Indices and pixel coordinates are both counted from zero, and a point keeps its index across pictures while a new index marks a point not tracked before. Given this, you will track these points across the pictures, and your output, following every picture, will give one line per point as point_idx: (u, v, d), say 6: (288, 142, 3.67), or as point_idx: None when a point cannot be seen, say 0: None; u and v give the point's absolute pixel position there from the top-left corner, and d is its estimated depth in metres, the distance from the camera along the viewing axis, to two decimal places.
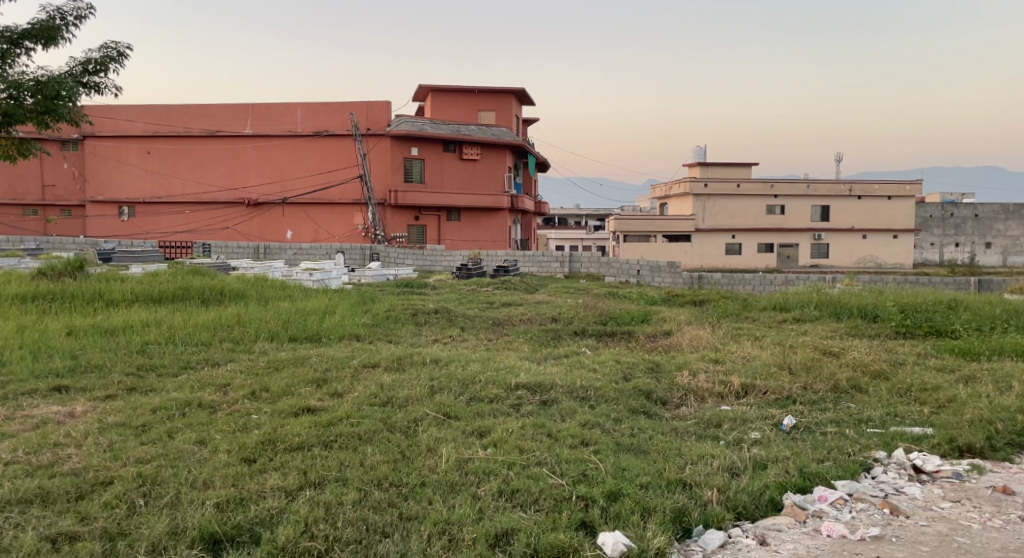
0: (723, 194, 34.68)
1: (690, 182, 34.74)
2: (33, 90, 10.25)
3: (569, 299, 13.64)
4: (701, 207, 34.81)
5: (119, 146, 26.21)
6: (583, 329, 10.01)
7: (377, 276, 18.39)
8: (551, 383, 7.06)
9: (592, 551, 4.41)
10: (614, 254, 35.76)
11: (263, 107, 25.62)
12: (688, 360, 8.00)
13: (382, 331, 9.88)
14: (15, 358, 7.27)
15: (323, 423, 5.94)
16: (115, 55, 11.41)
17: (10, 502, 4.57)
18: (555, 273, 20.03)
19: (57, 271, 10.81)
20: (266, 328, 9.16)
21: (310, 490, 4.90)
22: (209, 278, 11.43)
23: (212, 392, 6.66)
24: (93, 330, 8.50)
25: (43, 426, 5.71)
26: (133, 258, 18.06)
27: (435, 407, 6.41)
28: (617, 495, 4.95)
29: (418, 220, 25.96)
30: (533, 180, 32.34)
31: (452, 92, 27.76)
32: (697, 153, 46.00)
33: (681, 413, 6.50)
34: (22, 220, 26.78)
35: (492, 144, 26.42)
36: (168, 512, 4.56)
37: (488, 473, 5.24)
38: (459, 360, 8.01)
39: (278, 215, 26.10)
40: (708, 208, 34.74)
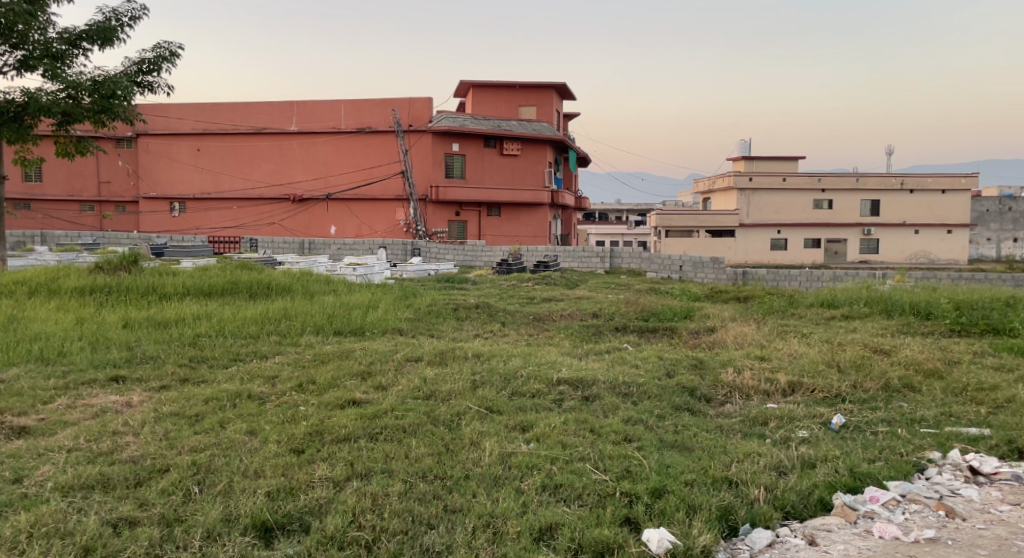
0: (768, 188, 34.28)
1: (734, 175, 34.38)
2: (91, 90, 10.69)
3: (609, 294, 13.59)
4: (745, 202, 34.43)
5: (171, 144, 26.82)
6: (625, 325, 9.97)
7: (419, 271, 18.50)
8: (593, 379, 7.07)
9: (638, 547, 4.42)
10: (655, 250, 35.54)
11: (308, 105, 26.00)
12: (732, 357, 7.91)
13: (424, 325, 9.96)
14: (76, 349, 7.50)
15: (369, 415, 6.03)
16: (169, 54, 11.68)
17: (74, 486, 4.72)
18: (595, 268, 20.15)
19: (113, 265, 11.10)
20: (312, 321, 9.32)
21: (357, 480, 4.99)
22: (257, 273, 11.66)
23: (261, 384, 6.79)
24: (147, 322, 8.73)
25: (102, 414, 5.88)
26: (183, 253, 18.49)
27: (478, 401, 6.47)
28: (662, 492, 4.95)
29: (459, 215, 26.10)
30: (574, 175, 32.24)
31: (494, 87, 27.82)
32: (741, 147, 45.57)
33: (726, 411, 6.45)
34: (78, 216, 27.53)
35: (533, 139, 26.34)
36: (222, 500, 4.67)
37: (532, 467, 5.27)
38: (500, 355, 8.05)
39: (323, 211, 26.47)
40: (752, 202, 34.35)
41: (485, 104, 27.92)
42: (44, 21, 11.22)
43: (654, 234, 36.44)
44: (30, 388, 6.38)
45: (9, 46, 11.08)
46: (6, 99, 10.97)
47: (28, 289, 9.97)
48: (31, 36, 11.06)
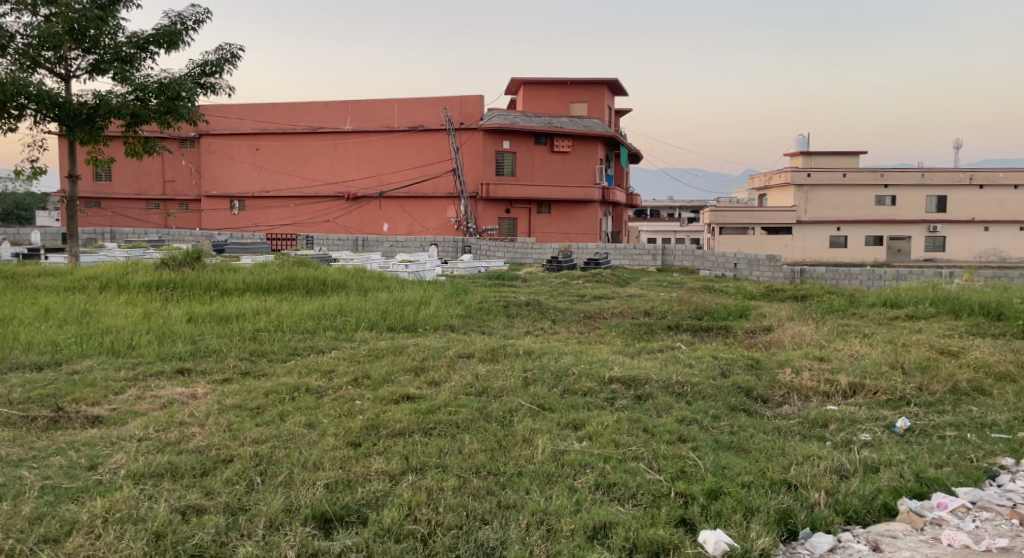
0: (827, 184, 33.45)
1: (791, 171, 33.63)
2: (157, 92, 11.27)
3: (662, 293, 13.49)
4: (803, 198, 33.74)
5: (232, 144, 27.50)
6: (678, 324, 9.87)
7: (469, 269, 18.59)
8: (646, 378, 7.01)
9: (694, 548, 4.40)
10: (709, 247, 35.12)
11: (362, 104, 26.38)
12: (791, 357, 7.78)
13: (475, 322, 10.01)
14: (144, 342, 7.72)
15: (423, 410, 6.10)
16: (231, 55, 11.94)
17: (144, 474, 4.86)
18: (647, 266, 20.01)
19: (177, 261, 11.43)
20: (367, 318, 9.45)
21: (412, 474, 5.04)
22: (314, 270, 11.86)
23: (318, 378, 6.91)
24: (209, 316, 8.95)
25: (169, 405, 6.05)
26: (242, 249, 18.96)
27: (530, 398, 6.48)
28: (718, 493, 4.90)
29: (509, 213, 26.16)
30: (625, 171, 31.99)
31: (545, 85, 27.76)
32: (798, 143, 44.83)
33: (784, 412, 6.34)
34: (145, 214, 28.37)
35: (585, 135, 26.14)
36: (283, 491, 4.77)
37: (585, 465, 5.26)
38: (552, 353, 8.03)
39: (376, 208, 26.78)
40: (810, 198, 33.67)
41: (536, 101, 27.90)
42: (114, 25, 11.60)
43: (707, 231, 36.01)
44: (103, 379, 6.60)
45: (81, 50, 11.48)
46: (80, 101, 11.45)
47: (98, 284, 10.33)
48: (102, 40, 11.44)
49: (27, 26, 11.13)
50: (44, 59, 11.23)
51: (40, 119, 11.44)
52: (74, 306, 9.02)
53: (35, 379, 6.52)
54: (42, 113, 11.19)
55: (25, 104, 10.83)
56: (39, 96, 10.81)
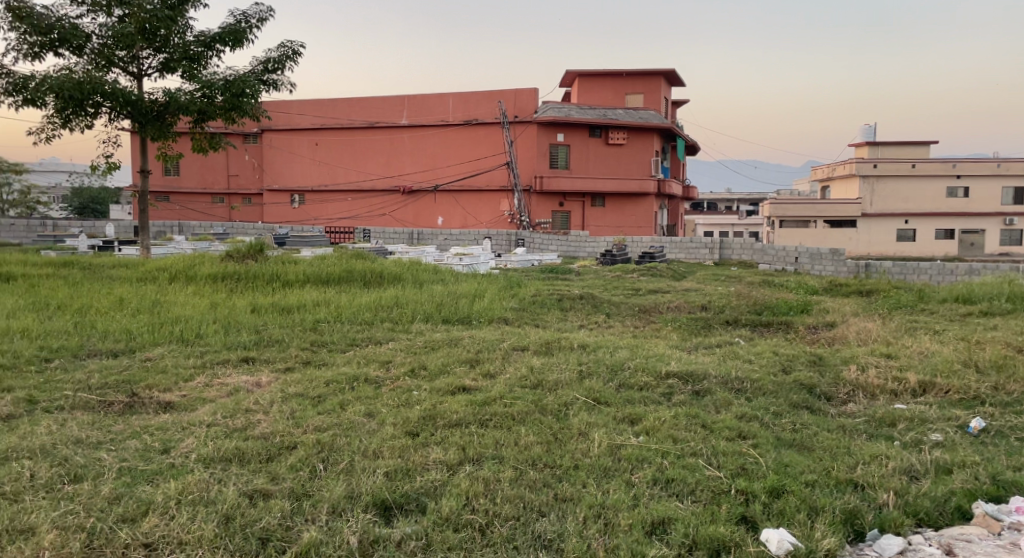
0: (895, 175, 32.70)
1: (856, 162, 32.99)
2: (222, 89, 11.66)
3: (719, 287, 13.28)
4: (869, 189, 32.99)
5: (293, 139, 28.08)
6: (736, 319, 9.71)
7: (523, 262, 18.62)
8: (704, 373, 6.91)
9: (756, 547, 4.33)
10: (768, 241, 34.25)
11: (418, 98, 26.63)
12: (856, 354, 7.58)
13: (529, 315, 10.01)
14: (211, 331, 7.92)
15: (479, 401, 6.12)
16: (293, 53, 12.14)
17: (214, 458, 4.98)
18: (704, 260, 19.74)
19: (241, 254, 11.70)
20: (422, 310, 9.52)
21: (470, 465, 5.06)
22: (370, 262, 12.00)
23: (377, 368, 7.01)
24: (272, 307, 9.13)
25: (235, 393, 6.19)
26: (302, 242, 19.34)
27: (585, 392, 6.44)
28: (781, 491, 4.82)
29: (563, 206, 26.03)
30: (682, 164, 31.57)
31: (600, 76, 27.56)
32: (864, 132, 43.86)
33: (849, 410, 6.18)
34: (210, 208, 29.14)
35: (640, 128, 25.77)
36: (344, 478, 4.83)
37: (642, 460, 5.21)
38: (607, 347, 7.98)
39: (431, 202, 27.03)
40: (876, 189, 32.88)
41: (592, 93, 27.71)
42: (183, 24, 11.88)
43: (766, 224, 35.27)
44: (173, 365, 6.80)
45: (152, 49, 11.80)
46: (151, 99, 11.83)
47: (168, 275, 10.61)
48: (172, 39, 11.75)
49: (102, 26, 11.50)
50: (118, 58, 11.60)
51: (114, 116, 11.86)
52: (145, 296, 9.29)
53: (111, 365, 6.75)
54: (116, 111, 11.60)
55: (100, 102, 11.24)
56: (113, 95, 11.18)
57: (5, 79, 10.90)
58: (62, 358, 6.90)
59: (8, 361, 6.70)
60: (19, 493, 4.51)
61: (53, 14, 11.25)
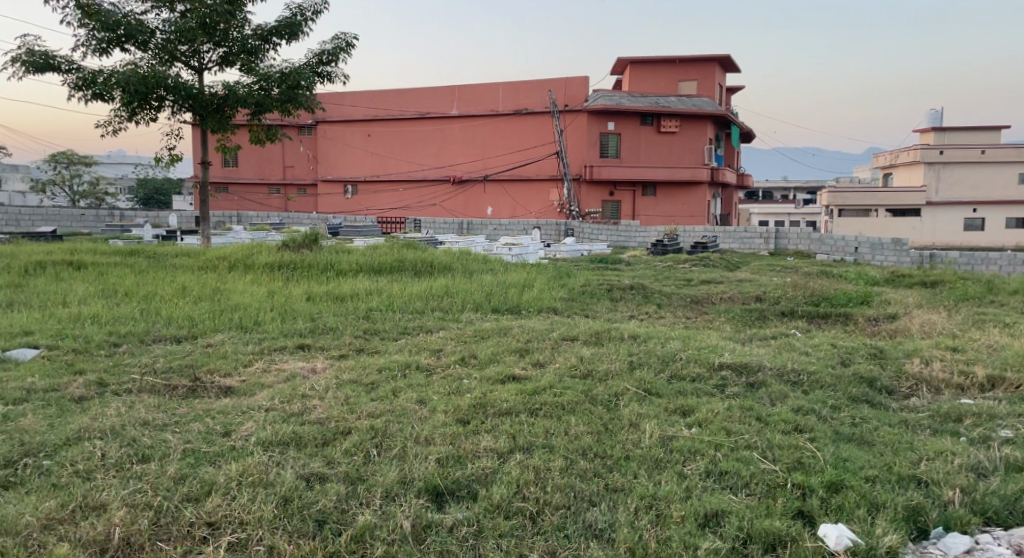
0: (962, 161, 31.90)
1: (921, 149, 32.49)
2: (278, 81, 11.88)
3: (774, 277, 13.02)
4: (934, 176, 32.27)
5: (347, 130, 28.44)
6: (792, 310, 9.51)
7: (572, 252, 18.54)
8: (759, 365, 6.79)
9: (814, 542, 4.23)
10: (827, 232, 33.77)
11: (468, 88, 26.67)
12: (919, 347, 7.36)
13: (579, 305, 9.95)
14: (268, 319, 8.04)
15: (529, 390, 6.10)
16: (346, 44, 12.23)
17: (272, 442, 5.05)
18: (759, 250, 19.42)
19: (296, 243, 11.88)
20: (472, 299, 9.53)
21: (520, 453, 5.05)
22: (421, 252, 12.07)
23: (428, 356, 7.04)
24: (326, 295, 9.24)
25: (292, 378, 6.28)
26: (355, 232, 19.59)
27: (636, 383, 6.37)
28: (839, 486, 4.71)
29: (613, 195, 25.83)
30: (736, 152, 31.02)
31: (652, 63, 27.25)
32: (930, 117, 42.60)
33: (911, 404, 6.00)
34: (267, 198, 29.64)
35: (693, 115, 25.33)
36: (397, 463, 4.86)
37: (694, 452, 5.13)
38: (658, 337, 7.88)
39: (480, 192, 27.07)
40: (942, 176, 32.13)
41: (644, 80, 27.38)
42: (242, 18, 12.05)
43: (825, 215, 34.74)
44: (233, 351, 6.93)
45: (213, 43, 12.00)
46: (211, 92, 12.06)
47: (227, 264, 10.82)
48: (232, 33, 11.94)
49: (165, 22, 11.74)
50: (181, 52, 11.84)
51: (177, 109, 12.12)
52: (206, 284, 9.48)
53: (175, 350, 6.91)
54: (179, 104, 11.87)
55: (163, 95, 11.50)
56: (175, 88, 11.42)
57: (75, 74, 11.19)
58: (129, 343, 7.09)
59: (80, 345, 6.91)
60: (91, 471, 4.64)
61: (119, 11, 11.50)
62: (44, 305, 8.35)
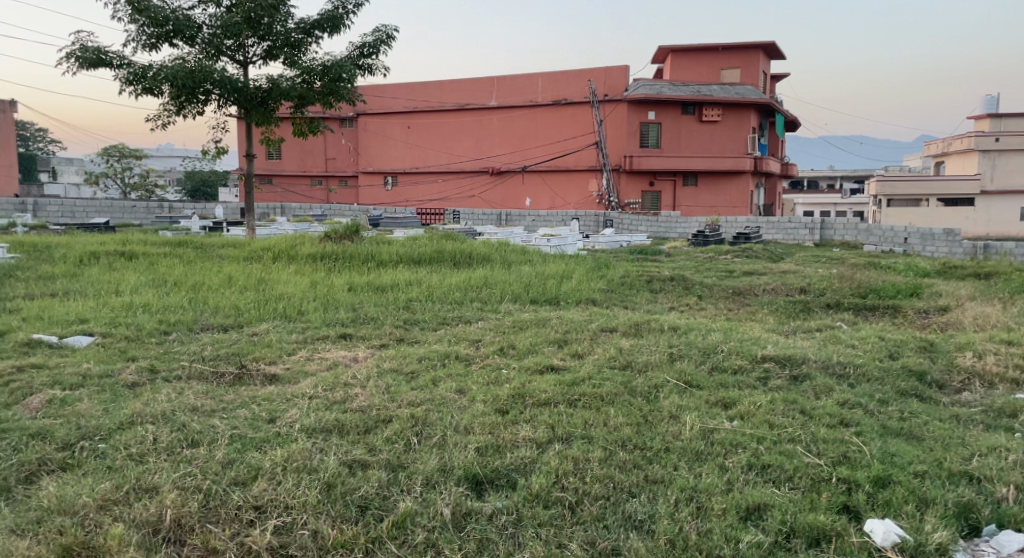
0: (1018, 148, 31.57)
1: (976, 136, 32.28)
2: (321, 74, 11.99)
3: (820, 269, 12.77)
4: (988, 164, 31.99)
5: (387, 123, 28.63)
6: (838, 302, 9.31)
7: (611, 243, 18.42)
8: (803, 357, 6.68)
9: (860, 538, 4.15)
10: (875, 222, 33.20)
11: (507, 79, 26.61)
12: (972, 340, 7.15)
13: (618, 296, 9.88)
14: (312, 309, 8.11)
15: (568, 381, 6.07)
16: (386, 36, 12.27)
17: (315, 429, 5.10)
18: (803, 240, 19.10)
19: (338, 235, 11.99)
20: (511, 290, 9.52)
21: (559, 444, 5.02)
22: (460, 243, 12.09)
23: (467, 346, 7.05)
24: (367, 286, 9.30)
25: (334, 366, 6.35)
26: (395, 223, 19.72)
27: (676, 374, 6.30)
28: (886, 481, 4.60)
29: (653, 185, 25.62)
30: (781, 140, 30.47)
31: (694, 51, 26.90)
32: (986, 104, 41.41)
33: (963, 399, 5.84)
34: (309, 190, 29.97)
35: (736, 103, 24.85)
36: (437, 452, 4.87)
37: (736, 445, 5.05)
38: (699, 329, 7.79)
39: (519, 183, 27.06)
40: (997, 164, 31.80)
41: (686, 68, 27.11)
42: (285, 12, 12.17)
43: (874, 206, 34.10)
44: (278, 340, 7.02)
45: (257, 37, 12.12)
46: (255, 86, 12.20)
47: (272, 255, 10.95)
48: (275, 28, 12.04)
49: (211, 17, 11.89)
50: (226, 47, 11.99)
51: (223, 103, 12.27)
52: (252, 274, 9.60)
53: (221, 338, 7.01)
54: (224, 98, 12.01)
55: (210, 89, 11.65)
56: (222, 83, 11.55)
57: (126, 69, 11.38)
58: (179, 331, 7.21)
59: (133, 332, 7.05)
60: (144, 454, 4.72)
61: (168, 7, 11.66)
62: (99, 293, 8.54)
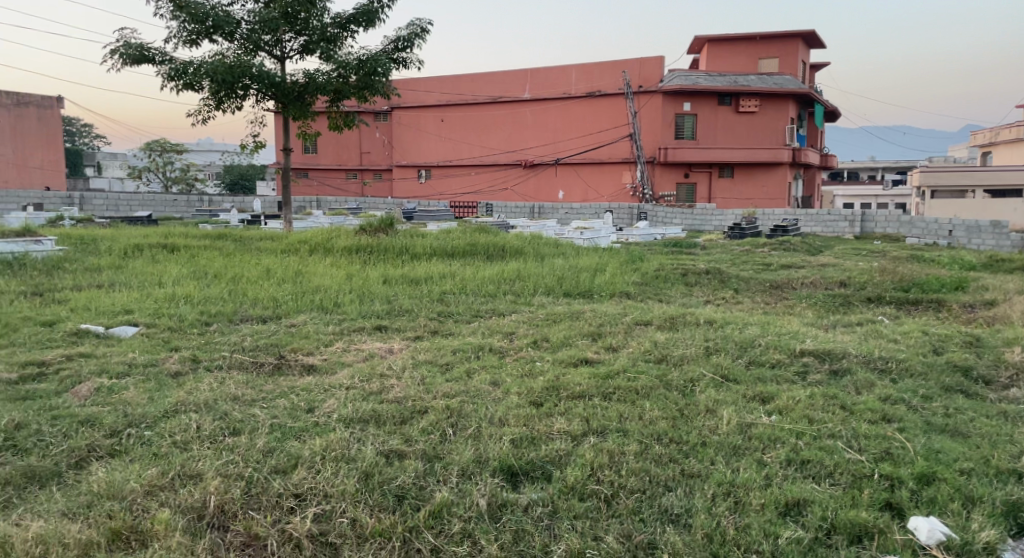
0: None
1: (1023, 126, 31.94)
2: (356, 69, 12.04)
3: (860, 262, 12.54)
4: None
5: (421, 116, 28.71)
6: (880, 296, 9.13)
7: (645, 236, 18.28)
8: (843, 352, 6.55)
9: (903, 535, 4.07)
10: (919, 214, 32.81)
11: (541, 71, 26.51)
12: (1019, 335, 6.97)
13: (653, 290, 9.79)
14: (348, 301, 8.16)
15: (603, 374, 6.03)
16: (421, 30, 12.28)
17: (352, 419, 5.12)
18: (843, 233, 18.79)
19: (373, 228, 12.04)
20: (544, 283, 9.48)
21: (594, 437, 4.98)
22: (493, 236, 12.07)
23: (500, 338, 7.03)
24: (402, 278, 9.33)
25: (370, 357, 6.38)
26: (429, 216, 19.77)
27: (713, 368, 6.23)
28: (930, 478, 4.50)
29: (688, 177, 25.36)
30: (820, 132, 29.98)
31: (731, 40, 26.55)
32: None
33: (1011, 395, 5.70)
34: (344, 183, 30.20)
35: (774, 93, 24.47)
36: (473, 443, 4.86)
37: (775, 440, 4.97)
38: (736, 323, 7.68)
39: (552, 176, 27.00)
40: None
41: (723, 59, 26.79)
42: (322, 7, 12.23)
43: (918, 197, 33.65)
44: (315, 331, 7.07)
45: (294, 32, 12.21)
46: (292, 80, 12.29)
47: (308, 248, 11.03)
48: (312, 22, 12.11)
49: (250, 13, 11.98)
50: (264, 43, 12.09)
51: (261, 98, 12.38)
52: (290, 266, 9.68)
53: (260, 329, 7.08)
54: (262, 93, 12.12)
55: (249, 84, 11.76)
56: (260, 77, 11.66)
57: (168, 65, 11.53)
58: (220, 323, 7.29)
59: (175, 323, 7.16)
60: (187, 442, 4.78)
61: (207, 3, 11.78)
62: (142, 285, 8.68)
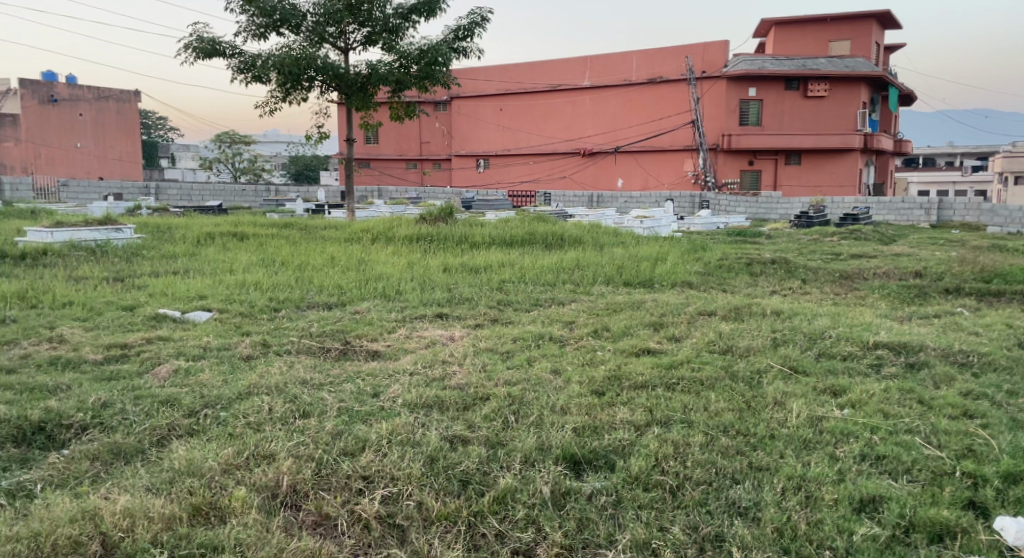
0: None
1: None
2: (417, 59, 12.10)
3: (936, 252, 12.10)
4: None
5: (480, 105, 28.76)
6: (958, 287, 8.76)
7: (707, 224, 17.95)
8: (920, 344, 6.29)
9: (988, 535, 3.89)
10: (1002, 199, 31.81)
11: (602, 58, 26.23)
12: None
13: (716, 279, 9.58)
14: (409, 289, 8.19)
15: (667, 364, 5.93)
16: (481, 19, 12.24)
17: (416, 405, 5.13)
18: (918, 222, 18.15)
19: (434, 216, 12.09)
20: (604, 272, 9.38)
21: (658, 427, 4.89)
22: (552, 225, 11.99)
23: (561, 327, 6.97)
24: (462, 267, 9.33)
25: (432, 345, 6.39)
26: (487, 205, 19.77)
27: (781, 360, 6.06)
28: (1017, 477, 4.30)
29: (752, 165, 24.81)
30: (893, 116, 28.97)
31: (801, 23, 25.81)
32: None
33: None
34: (404, 173, 30.52)
35: (845, 77, 23.67)
36: (535, 431, 4.81)
37: (848, 434, 4.80)
38: (804, 314, 7.46)
39: (611, 163, 26.76)
40: None
41: (792, 42, 26.05)
42: None
43: (1000, 180, 32.59)
44: (378, 318, 7.12)
45: (357, 24, 12.30)
46: (355, 71, 12.42)
47: (371, 236, 11.13)
48: (375, 13, 12.18)
49: (315, 5, 12.11)
50: (328, 35, 12.23)
51: (324, 89, 12.56)
52: (353, 255, 9.77)
53: (326, 316, 7.16)
54: (326, 84, 12.29)
55: (313, 76, 11.93)
56: (324, 69, 11.83)
57: (237, 58, 11.77)
58: (288, 308, 7.41)
59: (245, 309, 7.29)
60: (260, 423, 4.85)
61: None
62: (214, 271, 8.87)
